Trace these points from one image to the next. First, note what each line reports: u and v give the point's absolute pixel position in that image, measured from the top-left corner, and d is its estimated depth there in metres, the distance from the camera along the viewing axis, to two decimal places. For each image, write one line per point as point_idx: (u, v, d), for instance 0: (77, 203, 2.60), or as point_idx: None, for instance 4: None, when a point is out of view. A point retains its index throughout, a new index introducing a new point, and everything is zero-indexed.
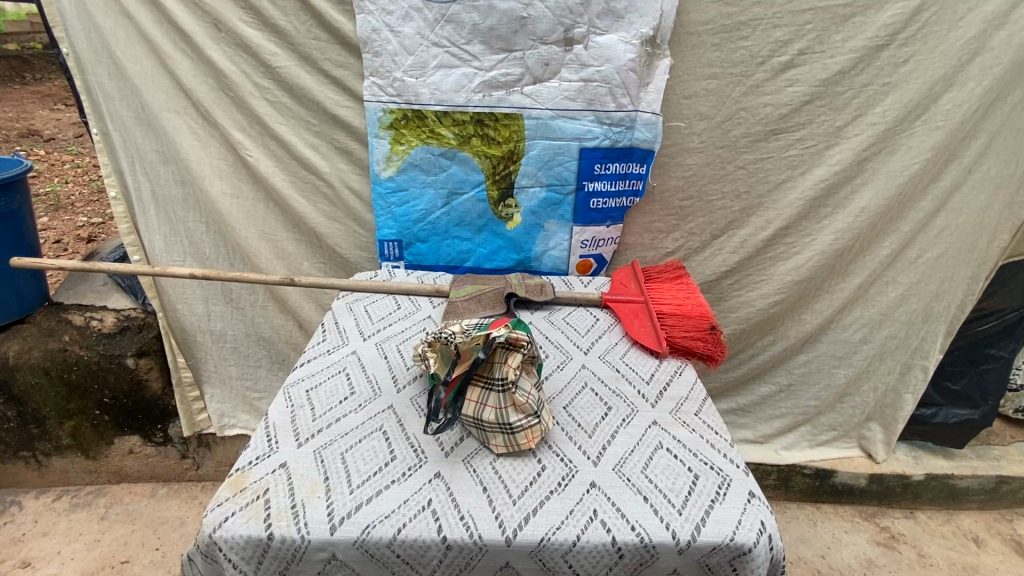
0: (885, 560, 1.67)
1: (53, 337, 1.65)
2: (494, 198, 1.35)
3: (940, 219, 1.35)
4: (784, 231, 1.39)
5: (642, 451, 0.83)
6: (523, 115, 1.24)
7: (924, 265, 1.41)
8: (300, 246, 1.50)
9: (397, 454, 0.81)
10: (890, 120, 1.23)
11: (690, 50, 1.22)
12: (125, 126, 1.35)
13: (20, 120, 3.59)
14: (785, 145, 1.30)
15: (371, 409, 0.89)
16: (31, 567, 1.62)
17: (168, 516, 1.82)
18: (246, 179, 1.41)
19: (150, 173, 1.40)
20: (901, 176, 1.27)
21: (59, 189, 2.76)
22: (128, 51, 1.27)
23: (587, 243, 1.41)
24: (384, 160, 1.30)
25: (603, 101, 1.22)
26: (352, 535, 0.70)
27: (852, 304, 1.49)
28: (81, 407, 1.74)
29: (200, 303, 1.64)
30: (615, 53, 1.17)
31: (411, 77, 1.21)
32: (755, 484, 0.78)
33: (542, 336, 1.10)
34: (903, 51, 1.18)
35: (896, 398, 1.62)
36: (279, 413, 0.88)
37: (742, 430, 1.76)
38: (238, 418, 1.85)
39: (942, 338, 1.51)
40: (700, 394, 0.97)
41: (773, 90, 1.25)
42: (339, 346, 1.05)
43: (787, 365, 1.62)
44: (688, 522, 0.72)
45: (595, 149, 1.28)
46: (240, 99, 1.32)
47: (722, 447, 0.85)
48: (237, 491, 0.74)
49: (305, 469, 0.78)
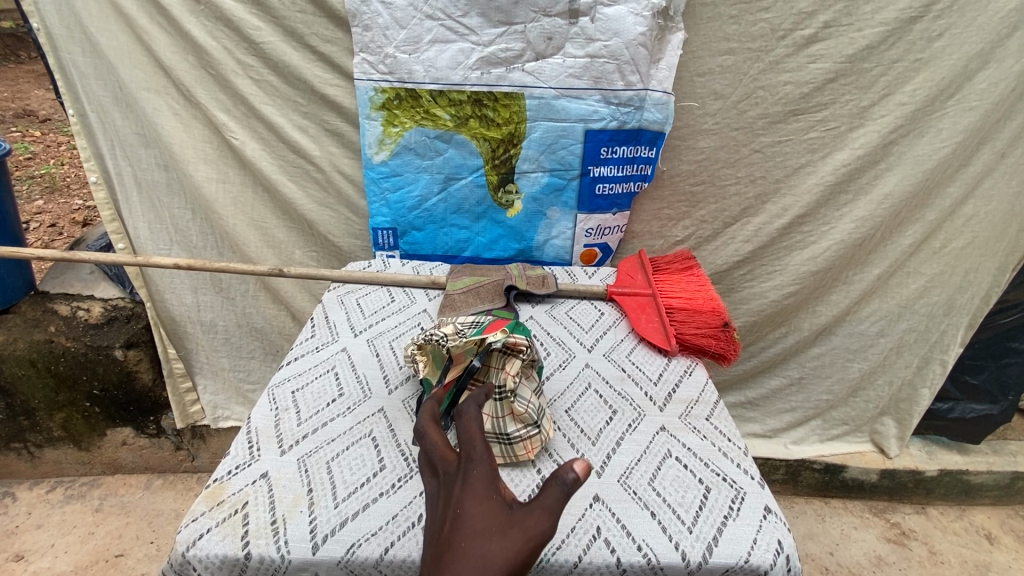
0: (896, 557, 1.63)
1: (39, 328, 1.59)
2: (493, 183, 1.27)
3: (968, 207, 1.27)
4: (802, 218, 1.31)
5: (649, 460, 0.77)
6: (523, 94, 1.16)
7: (948, 255, 1.33)
8: (291, 234, 1.44)
9: (387, 463, 0.75)
10: (920, 99, 1.14)
11: (705, 23, 1.13)
12: (103, 107, 1.27)
13: (16, 100, 3.49)
14: (806, 127, 1.21)
15: (360, 413, 0.84)
16: (24, 561, 1.61)
17: (163, 509, 1.79)
18: (232, 163, 1.34)
19: (130, 156, 1.33)
20: (930, 160, 1.19)
21: (53, 172, 2.68)
22: (102, 25, 1.18)
23: (592, 232, 1.34)
24: (377, 143, 1.22)
25: (610, 79, 1.12)
26: (336, 555, 0.64)
27: (870, 295, 1.42)
28: (71, 398, 1.70)
29: (189, 294, 1.57)
30: (624, 26, 1.07)
31: (404, 53, 1.12)
32: (771, 498, 0.72)
33: (543, 332, 1.04)
34: (938, 23, 1.08)
35: (912, 392, 1.56)
36: (262, 418, 0.82)
37: (750, 423, 1.71)
38: (232, 409, 1.80)
39: (964, 331, 1.44)
40: (711, 397, 0.90)
41: (794, 67, 1.15)
42: (328, 343, 0.99)
43: (799, 358, 1.55)
44: (700, 541, 0.66)
45: (602, 131, 1.19)
46: (223, 77, 1.23)
47: (735, 456, 0.78)
48: (214, 505, 0.69)
49: (287, 479, 0.72)
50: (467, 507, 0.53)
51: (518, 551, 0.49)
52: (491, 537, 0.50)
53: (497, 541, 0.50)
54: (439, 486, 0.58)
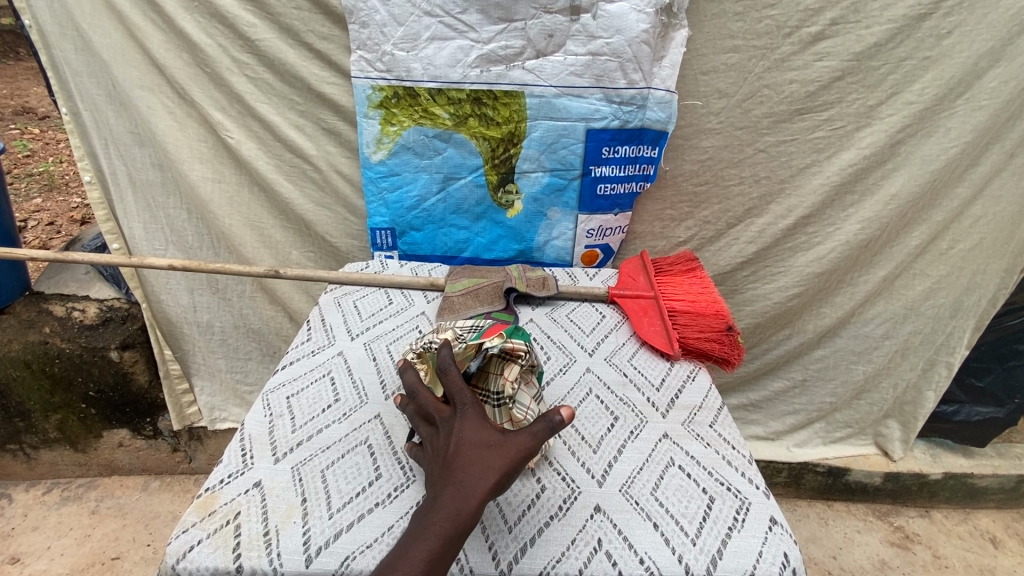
0: (899, 561, 1.61)
1: (33, 328, 1.56)
2: (493, 183, 1.25)
3: (976, 207, 1.25)
4: (807, 219, 1.29)
5: (651, 469, 0.75)
6: (524, 93, 1.13)
7: (955, 257, 1.31)
8: (288, 234, 1.42)
9: (383, 472, 0.73)
10: (929, 98, 1.12)
11: (709, 20, 1.11)
12: (96, 106, 1.25)
13: (15, 97, 3.47)
14: (811, 127, 1.19)
15: (356, 419, 0.82)
16: (19, 564, 1.59)
17: (160, 511, 1.77)
18: (228, 162, 1.32)
19: (125, 155, 1.31)
20: (938, 160, 1.17)
21: (52, 170, 2.66)
22: (94, 22, 1.16)
23: (593, 233, 1.32)
24: (375, 142, 1.20)
25: (612, 77, 1.10)
26: (330, 568, 0.62)
27: (876, 297, 1.40)
28: (66, 400, 1.68)
29: (185, 294, 1.55)
30: (626, 23, 1.04)
31: (402, 50, 1.10)
32: (777, 508, 0.70)
33: (543, 335, 1.02)
34: (948, 21, 1.05)
35: (917, 395, 1.54)
36: (256, 424, 0.80)
37: (753, 426, 1.69)
38: (230, 411, 1.79)
39: (970, 333, 1.42)
40: (715, 402, 0.88)
41: (800, 65, 1.13)
42: (324, 346, 0.97)
43: (803, 360, 1.53)
44: (704, 554, 0.64)
45: (603, 130, 1.17)
46: (218, 75, 1.21)
47: (740, 465, 0.76)
48: (205, 515, 0.67)
49: (281, 489, 0.70)
50: (464, 430, 0.66)
51: (509, 459, 0.63)
52: (488, 450, 0.64)
53: (492, 453, 0.63)
54: (434, 422, 0.70)
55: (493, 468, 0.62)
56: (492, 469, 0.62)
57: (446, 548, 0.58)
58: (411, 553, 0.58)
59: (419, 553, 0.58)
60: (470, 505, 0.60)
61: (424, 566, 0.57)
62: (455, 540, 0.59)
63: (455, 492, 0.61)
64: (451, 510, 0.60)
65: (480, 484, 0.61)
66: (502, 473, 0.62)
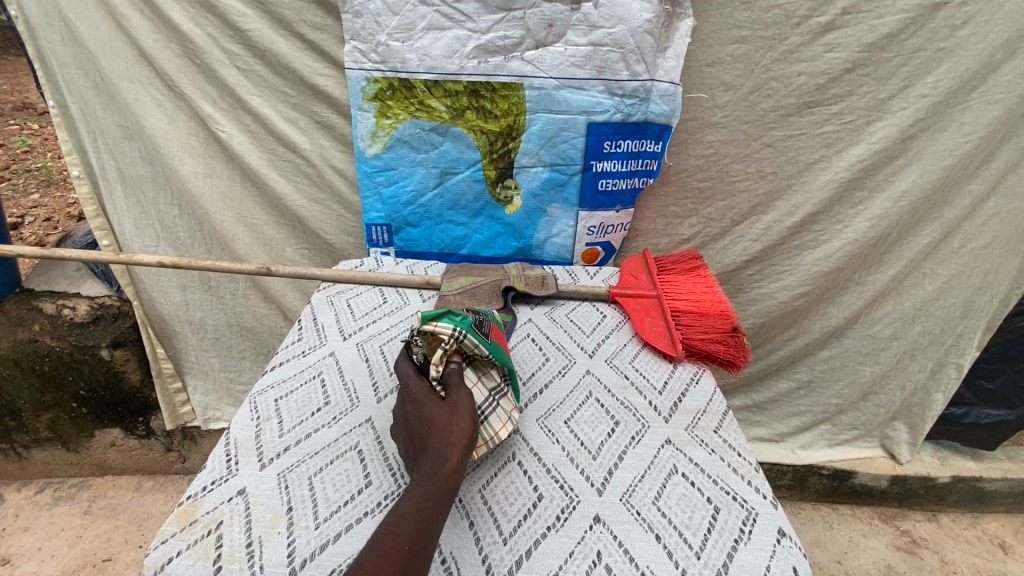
0: (906, 567, 1.57)
1: (23, 326, 1.52)
2: (492, 178, 1.22)
3: (990, 205, 1.21)
4: (814, 216, 1.25)
5: (654, 477, 0.72)
6: (523, 84, 1.10)
7: (966, 256, 1.27)
8: (281, 231, 1.39)
9: (372, 479, 0.70)
10: (942, 92, 1.08)
11: (715, 10, 1.07)
12: (84, 98, 1.22)
13: (16, 93, 3.43)
14: (820, 121, 1.15)
15: (346, 423, 0.78)
16: (9, 565, 1.56)
17: (153, 511, 1.75)
18: (220, 157, 1.29)
19: (114, 149, 1.28)
20: (951, 156, 1.13)
21: (50, 166, 2.63)
22: (80, 11, 1.12)
23: (594, 230, 1.29)
24: (369, 135, 1.17)
25: (614, 68, 1.06)
26: None
27: (884, 296, 1.36)
28: (58, 399, 1.64)
29: (177, 292, 1.52)
30: (629, 12, 1.01)
31: (397, 40, 1.06)
32: (786, 519, 0.67)
33: (541, 335, 0.98)
34: (964, 10, 1.01)
35: (925, 397, 1.50)
36: (242, 428, 0.77)
37: (757, 427, 1.66)
38: (223, 410, 1.77)
39: (981, 334, 1.38)
40: (720, 406, 0.85)
41: (809, 56, 1.09)
42: (315, 346, 0.94)
43: (809, 361, 1.50)
44: (709, 568, 0.61)
45: (605, 124, 1.13)
46: (208, 66, 1.18)
47: (746, 473, 0.73)
48: (186, 525, 0.63)
49: (266, 497, 0.67)
50: (420, 410, 0.70)
51: (470, 420, 0.68)
52: (447, 419, 0.68)
53: (453, 419, 0.67)
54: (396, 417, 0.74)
55: (457, 431, 0.66)
56: (459, 432, 0.66)
57: (438, 507, 0.59)
58: (402, 515, 0.57)
59: (409, 512, 0.57)
60: (448, 465, 0.62)
61: (417, 518, 0.56)
62: (443, 497, 0.60)
63: (434, 460, 0.63)
64: (434, 473, 0.61)
65: (453, 445, 0.64)
66: (468, 435, 0.66)
